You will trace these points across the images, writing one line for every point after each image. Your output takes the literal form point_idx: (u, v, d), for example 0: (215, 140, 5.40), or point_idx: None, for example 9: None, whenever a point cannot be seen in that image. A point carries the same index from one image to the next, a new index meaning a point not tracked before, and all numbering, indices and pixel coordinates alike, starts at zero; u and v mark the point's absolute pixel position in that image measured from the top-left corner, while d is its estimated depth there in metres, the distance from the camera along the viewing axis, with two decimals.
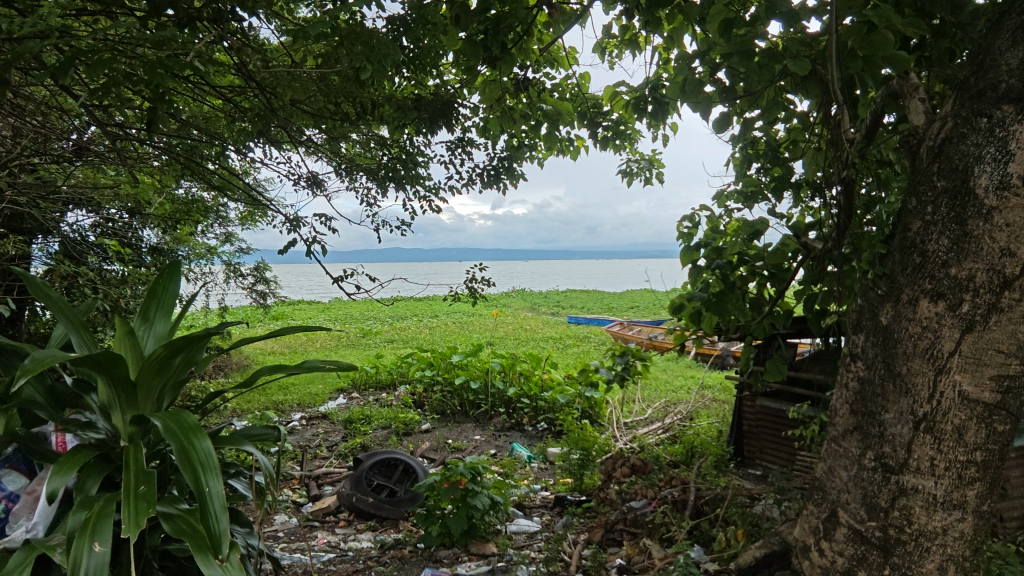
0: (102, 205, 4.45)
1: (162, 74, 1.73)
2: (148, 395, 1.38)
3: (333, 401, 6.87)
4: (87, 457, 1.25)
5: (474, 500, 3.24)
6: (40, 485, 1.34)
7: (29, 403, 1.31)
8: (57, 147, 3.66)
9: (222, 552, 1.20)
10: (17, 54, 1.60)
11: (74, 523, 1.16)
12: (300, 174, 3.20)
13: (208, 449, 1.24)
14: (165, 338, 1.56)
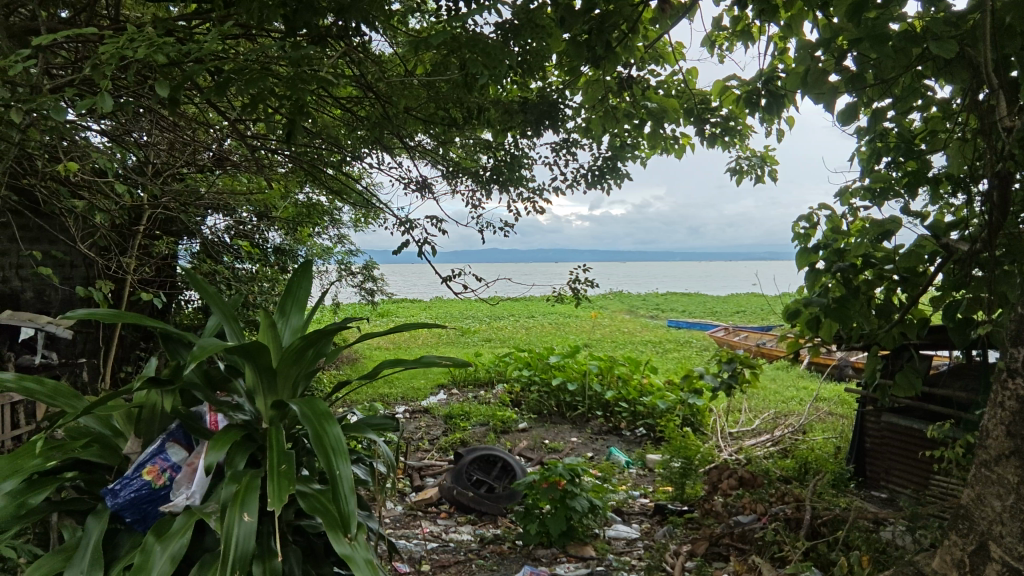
0: (236, 208, 5.18)
1: (302, 89, 1.94)
2: (286, 381, 1.50)
3: (435, 396, 7.14)
4: (236, 435, 1.39)
5: (573, 502, 3.24)
6: (201, 456, 1.40)
7: (188, 384, 1.45)
8: (202, 158, 4.11)
9: (350, 532, 1.29)
10: (180, 77, 1.81)
11: (227, 493, 1.29)
12: (410, 178, 3.34)
13: (338, 435, 1.33)
14: (300, 331, 1.67)
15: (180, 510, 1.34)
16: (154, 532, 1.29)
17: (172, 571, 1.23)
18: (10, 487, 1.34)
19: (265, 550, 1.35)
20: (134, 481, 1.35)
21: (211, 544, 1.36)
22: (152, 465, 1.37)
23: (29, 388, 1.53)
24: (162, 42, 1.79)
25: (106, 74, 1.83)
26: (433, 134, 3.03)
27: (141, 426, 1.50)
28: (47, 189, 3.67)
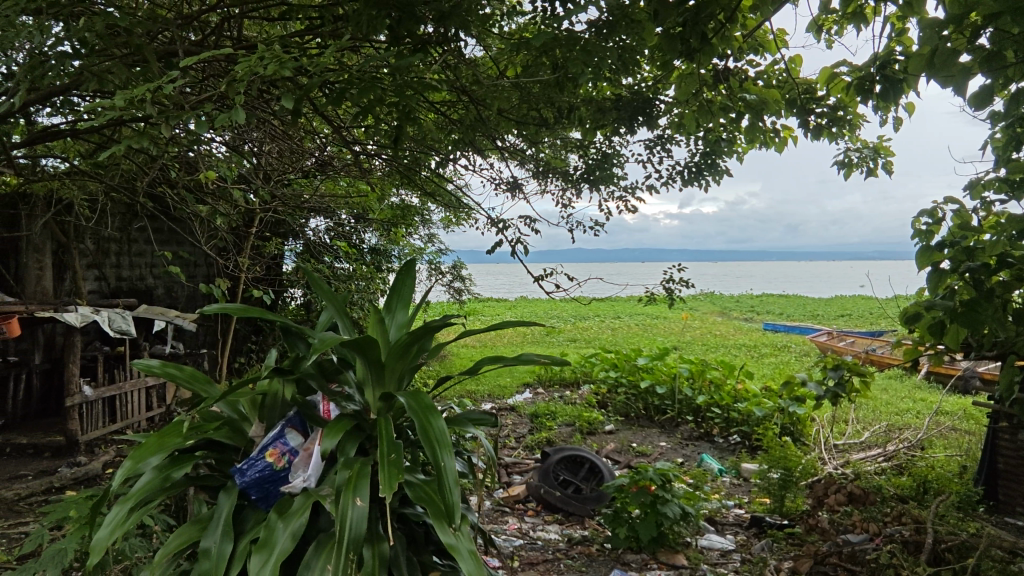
0: (335, 212, 5.53)
1: (408, 95, 2.00)
2: (392, 374, 1.58)
3: (521, 394, 7.22)
4: (348, 424, 1.47)
5: (664, 508, 3.14)
6: (316, 443, 1.48)
7: (305, 375, 1.55)
8: (307, 164, 4.39)
9: (455, 522, 1.33)
10: (301, 89, 1.92)
11: (342, 478, 1.37)
12: (502, 179, 3.39)
13: (442, 428, 1.37)
14: (405, 327, 1.74)
15: (298, 491, 1.44)
16: (276, 511, 1.39)
17: (293, 547, 1.31)
18: (155, 463, 1.45)
19: (374, 534, 1.41)
20: (258, 462, 1.44)
21: (325, 524, 1.44)
22: (272, 448, 1.45)
23: (171, 373, 1.69)
24: (285, 57, 1.92)
25: (240, 89, 1.99)
26: (524, 135, 3.03)
27: (264, 411, 1.62)
28: (178, 196, 4.08)
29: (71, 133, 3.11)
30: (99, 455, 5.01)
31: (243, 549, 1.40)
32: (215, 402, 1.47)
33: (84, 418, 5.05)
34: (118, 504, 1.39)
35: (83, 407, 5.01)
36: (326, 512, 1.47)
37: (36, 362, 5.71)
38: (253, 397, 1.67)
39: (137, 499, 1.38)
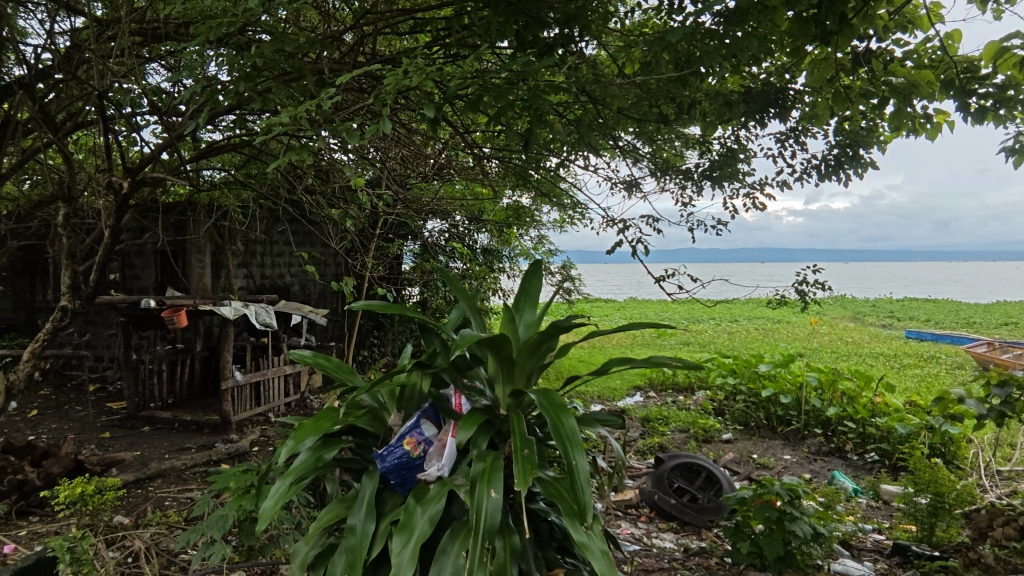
0: (452, 214, 5.76)
1: (540, 98, 2.08)
2: (522, 371, 1.62)
3: (631, 397, 7.09)
4: (480, 418, 1.53)
5: (793, 526, 2.92)
6: (450, 435, 1.54)
7: (440, 369, 1.63)
8: (427, 168, 4.62)
9: (587, 521, 1.34)
10: (447, 98, 2.06)
11: (476, 469, 1.43)
12: (619, 179, 3.35)
13: (573, 427, 1.39)
14: (532, 326, 1.74)
15: (434, 479, 1.51)
16: (414, 497, 1.48)
17: (430, 531, 1.39)
18: (309, 445, 1.59)
19: (505, 526, 1.45)
20: (397, 450, 1.52)
21: (458, 512, 1.51)
22: (410, 437, 1.53)
23: (321, 363, 1.85)
24: (426, 70, 2.06)
25: (385, 102, 2.17)
26: (642, 132, 2.93)
27: (402, 402, 1.71)
28: (315, 202, 4.46)
29: (231, 146, 3.51)
30: (247, 434, 5.59)
31: (384, 530, 1.50)
32: (361, 393, 1.57)
33: (235, 400, 5.69)
34: (279, 480, 1.53)
35: (234, 391, 5.63)
36: (459, 501, 1.53)
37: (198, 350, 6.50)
38: (392, 389, 1.77)
39: (295, 477, 1.52)
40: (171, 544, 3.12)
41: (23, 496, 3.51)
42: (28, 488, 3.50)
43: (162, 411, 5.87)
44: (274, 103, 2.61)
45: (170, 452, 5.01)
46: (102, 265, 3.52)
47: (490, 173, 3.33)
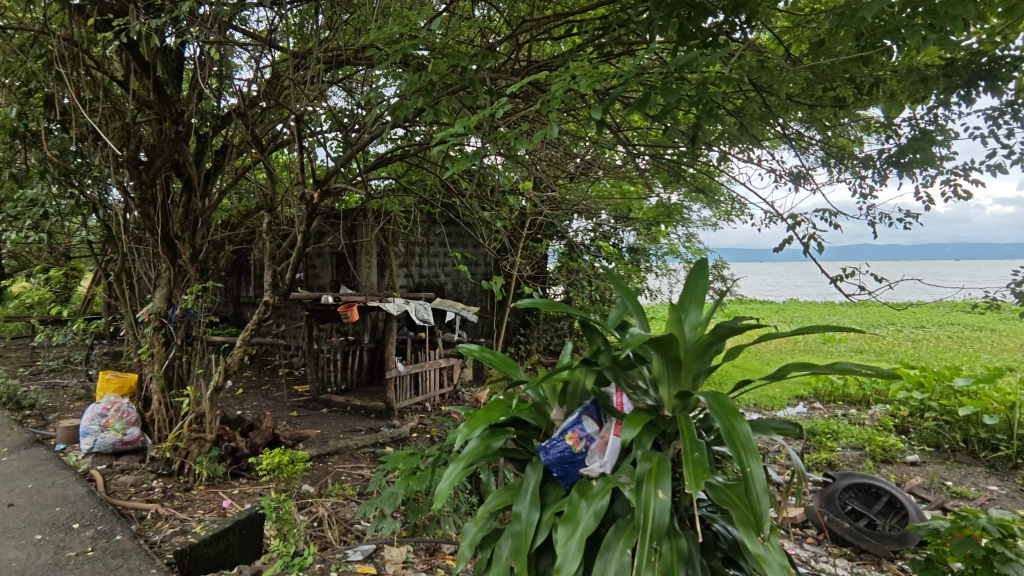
0: (599, 213, 5.76)
1: (710, 91, 2.04)
2: (689, 373, 1.58)
3: (794, 408, 6.53)
4: (645, 418, 1.52)
5: (1005, 568, 2.47)
6: (613, 433, 1.56)
7: (602, 367, 1.64)
8: (574, 168, 4.67)
9: (765, 531, 1.28)
10: (612, 100, 2.08)
11: (642, 469, 1.42)
12: (784, 171, 3.11)
13: (747, 433, 1.33)
14: (699, 326, 1.68)
15: (596, 475, 1.54)
16: (578, 491, 1.51)
17: (596, 525, 1.41)
18: (479, 433, 1.68)
19: (672, 529, 1.43)
20: (559, 444, 1.55)
21: (621, 510, 1.52)
22: (572, 432, 1.56)
23: (486, 356, 1.96)
24: (594, 73, 2.12)
25: (554, 108, 2.28)
26: (813, 117, 2.71)
27: (565, 396, 1.74)
28: (469, 204, 4.73)
29: (398, 156, 3.84)
30: (408, 421, 6.07)
31: (549, 520, 1.55)
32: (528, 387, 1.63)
33: (398, 389, 6.21)
34: (452, 463, 1.64)
35: (397, 380, 6.16)
36: (623, 498, 1.54)
37: (367, 341, 7.21)
38: (554, 384, 1.81)
39: (467, 462, 1.62)
40: (348, 514, 3.50)
41: (236, 460, 4.14)
42: (239, 454, 4.14)
43: (338, 395, 6.59)
44: (437, 114, 2.81)
45: (345, 432, 5.61)
46: (295, 265, 4.04)
47: (641, 172, 3.26)
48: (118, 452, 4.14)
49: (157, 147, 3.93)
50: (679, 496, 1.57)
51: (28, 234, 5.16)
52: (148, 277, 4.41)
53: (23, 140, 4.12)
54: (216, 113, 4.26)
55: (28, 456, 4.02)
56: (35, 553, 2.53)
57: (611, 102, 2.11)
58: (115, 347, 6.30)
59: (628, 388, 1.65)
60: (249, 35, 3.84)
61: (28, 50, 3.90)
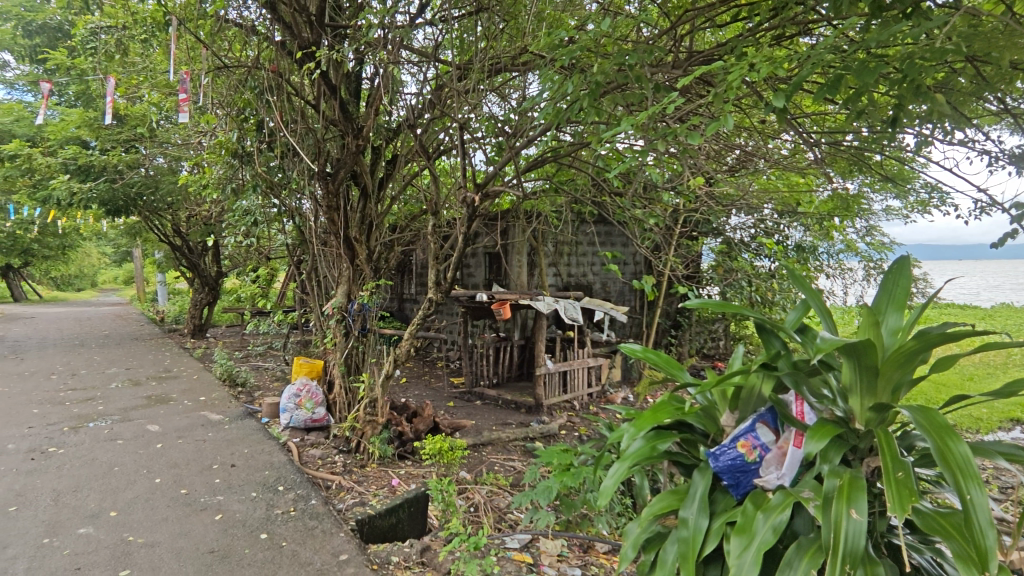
0: (761, 207, 5.38)
1: (918, 65, 1.84)
2: (886, 385, 1.44)
3: (1009, 433, 5.49)
4: (833, 431, 1.40)
5: None
6: (792, 444, 1.47)
7: (781, 373, 1.55)
8: (732, 161, 4.40)
9: (990, 570, 1.11)
10: (797, 87, 1.94)
11: (829, 486, 1.31)
12: (1001, 153, 2.65)
13: (966, 455, 1.17)
14: (900, 332, 1.51)
15: (773, 488, 1.46)
16: (754, 503, 1.43)
17: (774, 540, 1.32)
18: (644, 433, 1.65)
19: (868, 554, 1.30)
20: (730, 451, 1.48)
21: (803, 528, 1.42)
22: (745, 439, 1.48)
23: (649, 357, 1.94)
24: (776, 57, 2.02)
25: (726, 98, 2.19)
26: None
27: (738, 402, 1.66)
28: (621, 203, 4.68)
29: (552, 156, 3.91)
30: (556, 418, 6.17)
31: (718, 529, 1.49)
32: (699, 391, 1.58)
33: (547, 385, 6.34)
34: (616, 462, 1.64)
35: (546, 377, 6.29)
36: (804, 515, 1.44)
37: (518, 338, 7.45)
38: (723, 389, 1.73)
39: (631, 462, 1.60)
40: (502, 503, 3.65)
41: (402, 443, 4.51)
42: (405, 438, 4.51)
43: (490, 388, 6.90)
44: (591, 113, 2.82)
45: (497, 425, 5.85)
46: (455, 264, 4.30)
47: (815, 160, 2.97)
48: (309, 428, 4.72)
49: (341, 160, 4.41)
50: (873, 520, 1.42)
51: (242, 239, 6.12)
52: (332, 276, 4.97)
53: (241, 159, 4.89)
54: (388, 126, 4.69)
55: (242, 426, 4.77)
56: (252, 507, 3.00)
57: (793, 91, 1.97)
58: (306, 336, 7.21)
59: (811, 398, 1.54)
60: (416, 52, 4.16)
61: (245, 83, 4.62)
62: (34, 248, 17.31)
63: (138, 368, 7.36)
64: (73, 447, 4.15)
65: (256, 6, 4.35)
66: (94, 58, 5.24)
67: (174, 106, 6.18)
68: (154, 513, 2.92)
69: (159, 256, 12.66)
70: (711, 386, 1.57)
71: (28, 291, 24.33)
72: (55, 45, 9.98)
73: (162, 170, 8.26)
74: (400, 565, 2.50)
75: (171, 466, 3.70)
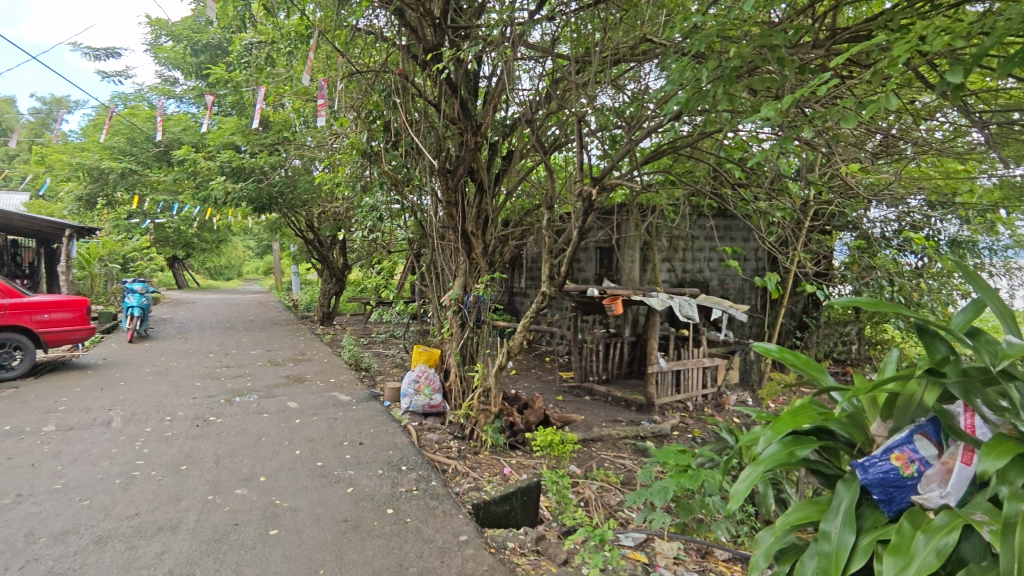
0: (909, 198, 4.83)
1: None
2: None
3: None
4: (1013, 449, 1.26)
5: None
6: (957, 460, 1.34)
7: (949, 381, 1.41)
8: (873, 147, 4.00)
9: None
10: (978, 62, 1.78)
11: (1011, 510, 1.18)
12: None
13: None
14: None
15: (935, 507, 1.33)
16: (910, 522, 1.32)
17: (938, 564, 1.20)
18: (780, 437, 1.58)
19: None
20: (882, 463, 1.39)
21: (972, 555, 1.27)
22: (900, 451, 1.38)
23: (786, 357, 1.85)
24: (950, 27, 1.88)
25: (887, 77, 2.07)
26: None
27: (893, 411, 1.52)
28: (743, 195, 4.44)
29: (670, 147, 3.78)
30: (669, 418, 5.99)
31: (867, 546, 1.38)
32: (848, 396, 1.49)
33: (660, 384, 6.17)
34: (749, 466, 1.59)
35: (659, 375, 6.11)
36: (973, 540, 1.29)
37: (629, 335, 7.32)
38: (874, 396, 1.63)
39: (766, 466, 1.54)
40: (613, 500, 3.62)
41: (513, 434, 4.60)
42: (516, 428, 4.61)
43: (599, 384, 6.83)
44: (717, 99, 2.69)
45: (607, 421, 5.79)
46: (569, 258, 4.28)
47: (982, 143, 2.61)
48: (427, 414, 4.96)
49: (460, 157, 4.58)
50: None
51: (368, 233, 6.55)
52: (448, 269, 5.18)
53: (369, 159, 5.23)
54: (504, 123, 4.79)
55: (367, 408, 5.13)
56: (379, 483, 3.22)
57: (973, 66, 1.81)
58: (423, 326, 7.58)
59: (983, 409, 1.38)
60: (534, 48, 4.20)
61: (374, 87, 4.94)
62: (195, 242, 19.71)
63: (277, 351, 8.15)
64: (228, 417, 4.69)
65: (385, 14, 4.63)
66: (247, 71, 5.86)
67: (311, 113, 6.75)
68: (296, 481, 3.23)
69: (295, 249, 13.89)
70: (862, 390, 1.47)
71: (189, 280, 27.78)
72: (216, 61, 11.28)
73: (299, 171, 9.05)
74: (516, 551, 2.56)
75: (309, 440, 4.07)
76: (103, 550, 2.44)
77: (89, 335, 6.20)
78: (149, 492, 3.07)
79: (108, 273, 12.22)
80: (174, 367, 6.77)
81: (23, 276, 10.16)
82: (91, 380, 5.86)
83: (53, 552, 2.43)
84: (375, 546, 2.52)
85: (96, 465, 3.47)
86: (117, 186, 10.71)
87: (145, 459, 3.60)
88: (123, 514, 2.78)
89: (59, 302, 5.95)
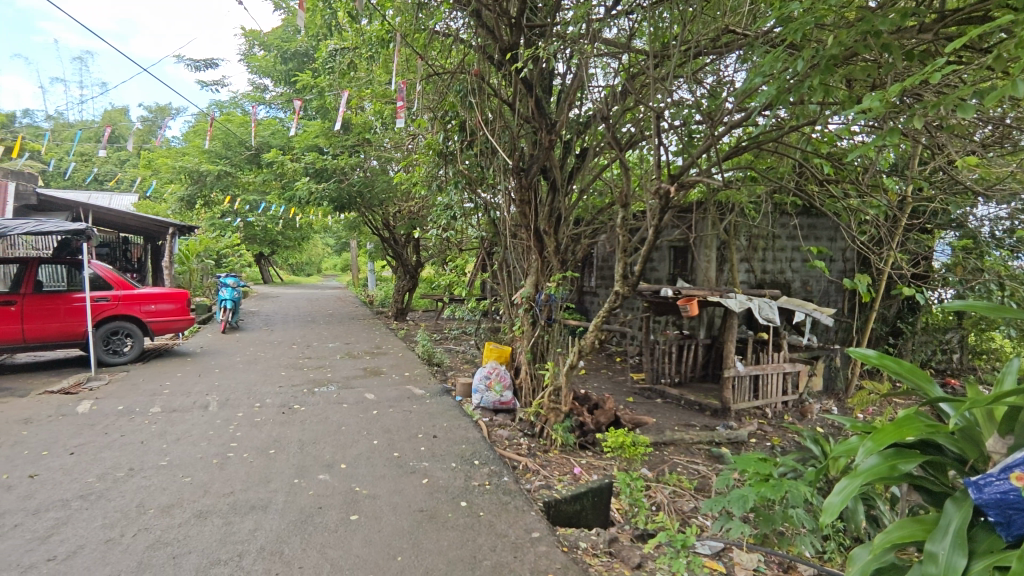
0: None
1: None
2: None
3: None
4: None
5: None
6: None
7: None
8: (984, 138, 3.66)
9: None
10: None
11: None
12: None
13: None
14: None
15: None
16: None
17: None
18: (881, 450, 1.53)
19: None
20: (999, 483, 1.32)
21: None
22: (1019, 470, 1.30)
23: (887, 364, 1.76)
24: None
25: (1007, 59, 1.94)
26: None
27: (1014, 426, 1.48)
28: (831, 192, 4.19)
29: (753, 143, 3.62)
30: (746, 424, 5.76)
31: (980, 571, 1.33)
32: (962, 408, 1.42)
33: (737, 389, 5.95)
34: (845, 477, 1.53)
35: (736, 380, 5.90)
36: None
37: (704, 337, 7.10)
38: (990, 409, 1.56)
39: (865, 479, 1.48)
40: (686, 506, 3.51)
41: (583, 434, 4.58)
42: (586, 428, 4.57)
43: (672, 386, 6.66)
44: (807, 90, 2.56)
45: (680, 425, 5.64)
46: (643, 257, 4.19)
47: None
48: (497, 410, 5.01)
49: (534, 156, 4.59)
50: None
51: (442, 232, 6.69)
52: (520, 268, 5.21)
53: (445, 158, 5.35)
54: (579, 120, 4.75)
55: (440, 402, 5.25)
56: (453, 476, 3.29)
57: None
58: (494, 323, 7.67)
59: None
60: (610, 44, 4.15)
61: (451, 88, 5.04)
62: (280, 239, 20.89)
63: (354, 344, 8.49)
64: (311, 406, 4.94)
65: (462, 16, 4.71)
66: (332, 76, 6.14)
67: (389, 115, 6.99)
68: (374, 470, 3.36)
69: (371, 247, 14.41)
70: (979, 403, 1.39)
71: (274, 275, 29.48)
72: (303, 68, 11.88)
73: (376, 171, 9.38)
74: (588, 552, 2.55)
75: (386, 431, 4.22)
76: (203, 524, 2.64)
77: (188, 325, 6.70)
78: (242, 472, 3.28)
79: (204, 268, 13.15)
80: (262, 357, 7.20)
81: (132, 270, 11.12)
82: (190, 367, 6.34)
83: (161, 523, 2.64)
84: (450, 537, 2.57)
85: (196, 445, 3.76)
86: (214, 188, 11.51)
87: (238, 441, 3.86)
88: (219, 492, 3.00)
89: (162, 294, 6.48)
